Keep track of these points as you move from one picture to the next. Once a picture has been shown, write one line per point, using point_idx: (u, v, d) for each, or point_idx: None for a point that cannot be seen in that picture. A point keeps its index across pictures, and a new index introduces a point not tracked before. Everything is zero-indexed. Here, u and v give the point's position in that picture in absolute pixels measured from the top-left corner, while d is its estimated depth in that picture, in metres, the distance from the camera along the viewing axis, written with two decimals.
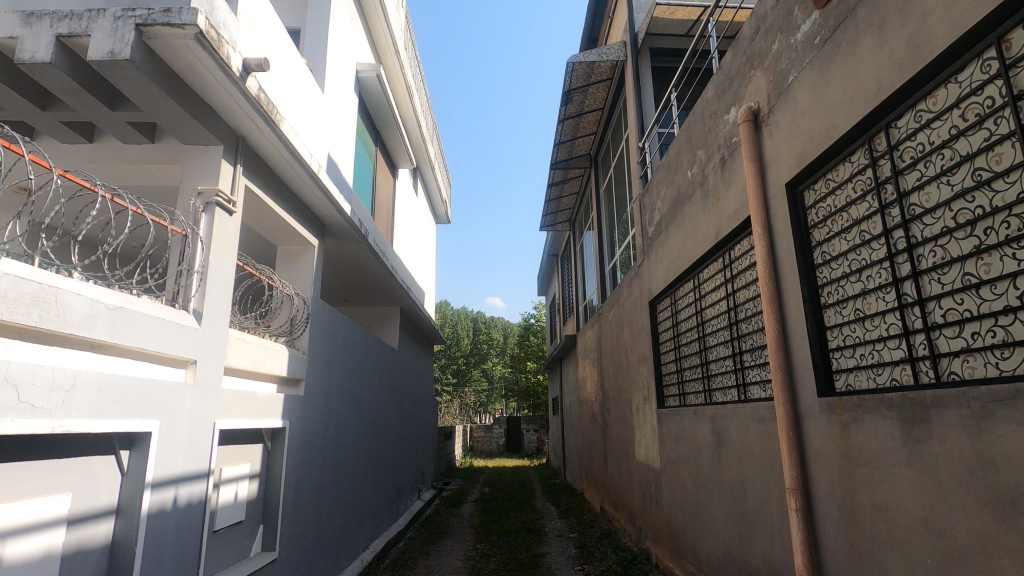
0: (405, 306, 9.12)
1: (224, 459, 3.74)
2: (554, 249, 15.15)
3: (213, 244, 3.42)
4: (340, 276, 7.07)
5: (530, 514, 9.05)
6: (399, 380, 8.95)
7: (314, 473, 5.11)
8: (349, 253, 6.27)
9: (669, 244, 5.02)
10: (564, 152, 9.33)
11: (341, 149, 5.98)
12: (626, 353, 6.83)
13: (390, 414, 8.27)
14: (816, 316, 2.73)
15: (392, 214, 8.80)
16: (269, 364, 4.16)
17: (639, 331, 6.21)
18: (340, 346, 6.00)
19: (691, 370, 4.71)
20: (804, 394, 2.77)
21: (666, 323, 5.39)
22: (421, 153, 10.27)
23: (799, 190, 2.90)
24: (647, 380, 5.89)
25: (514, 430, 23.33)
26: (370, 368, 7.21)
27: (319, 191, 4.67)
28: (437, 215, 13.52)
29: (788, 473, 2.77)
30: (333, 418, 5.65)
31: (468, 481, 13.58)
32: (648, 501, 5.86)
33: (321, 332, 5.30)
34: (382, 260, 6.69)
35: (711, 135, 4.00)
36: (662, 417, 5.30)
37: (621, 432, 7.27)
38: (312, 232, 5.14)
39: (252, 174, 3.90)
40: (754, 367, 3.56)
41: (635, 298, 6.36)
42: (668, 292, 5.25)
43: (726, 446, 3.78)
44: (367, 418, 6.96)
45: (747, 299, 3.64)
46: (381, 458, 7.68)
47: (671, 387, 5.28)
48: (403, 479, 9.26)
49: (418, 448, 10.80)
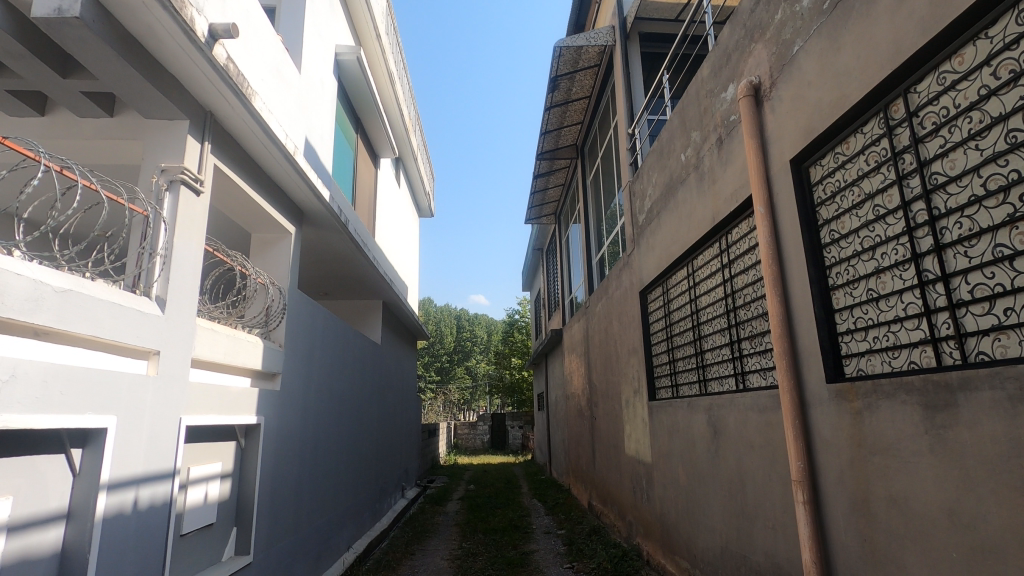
0: (388, 299, 8.87)
1: (193, 457, 3.49)
2: (539, 243, 14.98)
3: (179, 226, 3.17)
4: (320, 268, 6.81)
5: (517, 511, 8.87)
6: (382, 376, 8.70)
7: (292, 473, 4.87)
8: (329, 243, 6.03)
9: (660, 232, 4.87)
10: (550, 142, 9.15)
11: (319, 133, 5.73)
12: (616, 345, 6.68)
13: (372, 410, 8.03)
14: (823, 298, 2.59)
15: (374, 204, 8.55)
16: (242, 357, 3.91)
17: (628, 322, 6.07)
18: (320, 339, 5.76)
19: (685, 360, 4.57)
20: (810, 382, 2.63)
21: (658, 313, 5.25)
22: (404, 143, 10.01)
23: (804, 166, 2.75)
24: (637, 372, 5.75)
25: (499, 426, 23.17)
26: (352, 364, 6.97)
27: (295, 174, 4.44)
28: (420, 207, 13.25)
29: (795, 464, 2.63)
30: (312, 415, 5.41)
31: (453, 479, 13.38)
32: (639, 496, 5.72)
33: (299, 324, 5.06)
34: (363, 250, 6.45)
35: (706, 115, 3.85)
36: (654, 410, 5.16)
37: (610, 426, 7.13)
38: (288, 219, 4.89)
39: (222, 153, 3.64)
40: (754, 355, 3.43)
41: (624, 289, 6.21)
42: (660, 281, 5.11)
43: (723, 437, 3.64)
44: (348, 415, 6.73)
45: (746, 284, 3.50)
46: (363, 456, 7.44)
47: (662, 379, 5.14)
48: (386, 477, 9.01)
49: (401, 446, 10.56)
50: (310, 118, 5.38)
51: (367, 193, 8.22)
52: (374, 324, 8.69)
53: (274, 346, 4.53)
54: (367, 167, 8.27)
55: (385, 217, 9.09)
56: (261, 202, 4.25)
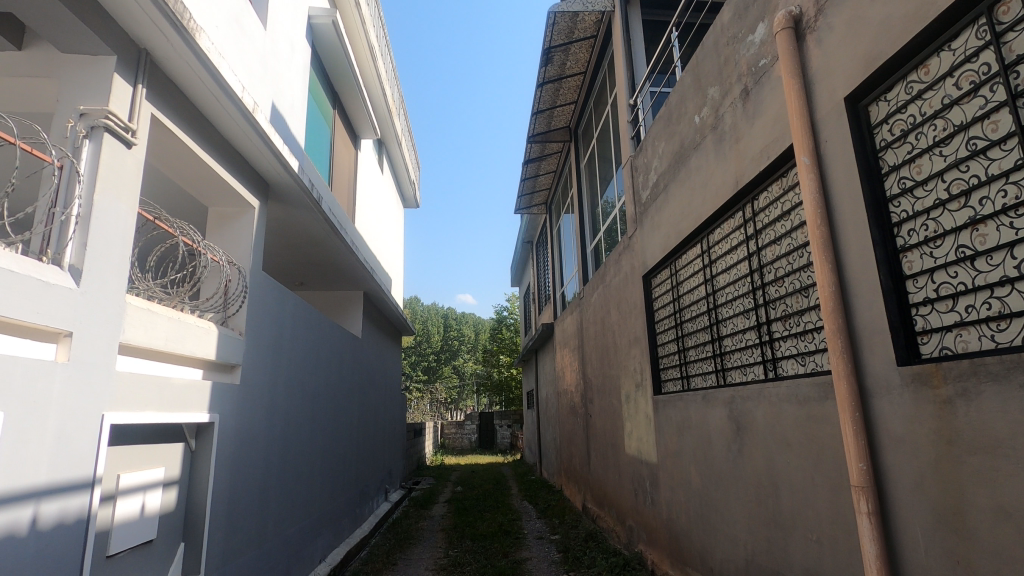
0: (370, 290, 8.32)
1: (125, 464, 2.93)
2: (529, 236, 14.49)
3: (101, 181, 2.61)
4: (292, 252, 6.25)
5: (506, 515, 8.37)
6: (362, 372, 8.15)
7: (255, 478, 4.31)
8: (302, 223, 5.47)
9: (668, 207, 4.39)
10: (542, 123, 8.65)
11: (290, 101, 5.17)
12: (614, 336, 6.19)
13: (351, 408, 7.48)
14: (889, 263, 2.12)
15: (353, 188, 7.99)
16: (189, 345, 3.35)
17: (629, 310, 5.59)
18: (291, 329, 5.21)
19: (697, 348, 4.10)
20: (872, 366, 2.15)
21: (664, 298, 4.77)
22: (387, 126, 9.46)
23: (861, 104, 2.28)
24: (639, 363, 5.27)
25: (487, 425, 22.63)
26: (328, 357, 6.41)
27: (255, 137, 3.91)
28: (405, 197, 12.70)
29: (856, 466, 2.14)
30: (280, 413, 4.86)
31: (439, 480, 12.84)
32: (641, 499, 5.24)
33: (264, 310, 4.51)
34: (339, 232, 5.90)
35: (727, 66, 3.36)
36: (660, 405, 4.68)
37: (607, 425, 6.65)
38: (252, 192, 4.34)
39: (162, 102, 3.09)
40: (787, 338, 2.96)
41: (624, 275, 5.72)
42: (667, 263, 4.63)
43: (748, 435, 3.17)
44: (324, 413, 6.17)
45: (777, 257, 3.02)
46: (340, 458, 6.89)
47: (669, 370, 4.67)
48: (368, 480, 8.46)
49: (385, 446, 10.02)
50: (278, 82, 4.82)
51: (346, 175, 7.66)
52: (355, 317, 8.12)
53: (233, 334, 3.97)
54: (346, 147, 7.71)
55: (365, 203, 8.54)
56: (216, 167, 3.70)
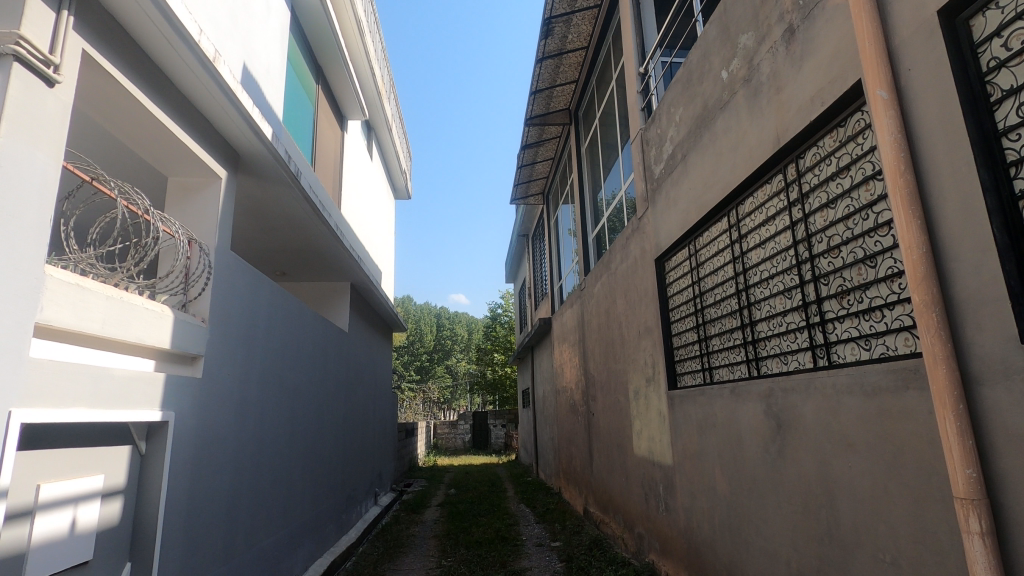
0: (357, 281, 7.81)
1: (46, 474, 2.44)
2: (525, 229, 14.00)
3: (7, 121, 2.09)
4: (271, 237, 5.74)
5: (502, 520, 7.89)
6: (349, 369, 7.65)
7: (223, 484, 3.81)
8: (279, 202, 4.96)
9: (687, 179, 3.94)
10: (541, 105, 8.18)
11: (266, 66, 4.67)
12: (620, 328, 5.73)
13: (337, 407, 6.97)
14: (1004, 213, 1.66)
15: (339, 171, 7.48)
16: (134, 331, 2.86)
17: (638, 298, 5.13)
18: (267, 318, 4.70)
19: (721, 336, 3.64)
20: (980, 347, 1.69)
21: (681, 283, 4.31)
22: (376, 108, 8.95)
23: (959, 19, 1.83)
24: (650, 355, 4.81)
25: (480, 425, 22.09)
26: (310, 351, 5.90)
27: (216, 90, 3.42)
28: (396, 188, 12.20)
29: (961, 474, 1.68)
30: (254, 411, 4.36)
31: (432, 482, 12.34)
32: (653, 505, 4.78)
33: (233, 295, 3.99)
34: (320, 214, 5.39)
35: (765, 5, 2.90)
36: (675, 401, 4.22)
37: (612, 425, 6.19)
38: (216, 160, 3.83)
39: (93, 34, 2.60)
40: (840, 319, 2.49)
41: (633, 260, 5.26)
42: (685, 243, 4.17)
43: (792, 433, 2.71)
44: (305, 411, 5.68)
45: (828, 222, 2.55)
46: (324, 461, 6.39)
47: (687, 362, 4.20)
48: (355, 484, 7.96)
49: (374, 447, 9.51)
50: (251, 41, 4.32)
51: (330, 158, 7.16)
52: (342, 309, 7.62)
53: (194, 321, 3.48)
54: (331, 127, 7.20)
55: (353, 189, 8.03)
56: (167, 122, 3.23)
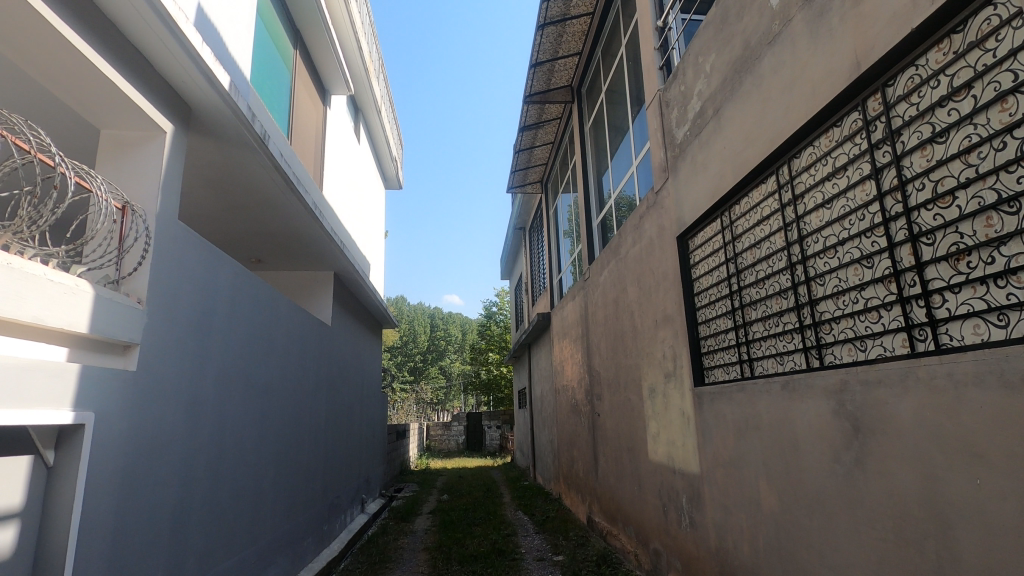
0: (341, 271, 7.16)
1: None
2: (522, 221, 13.40)
3: None
4: (239, 215, 5.11)
5: (499, 530, 7.26)
6: (332, 366, 7.00)
7: (168, 499, 3.18)
8: (244, 171, 4.33)
9: (720, 138, 3.35)
10: (541, 81, 7.58)
11: (230, 11, 4.02)
12: (631, 319, 5.14)
13: (317, 407, 6.33)
14: None
15: (321, 149, 6.84)
16: (29, 308, 2.26)
17: (653, 283, 4.54)
18: (230, 304, 4.07)
19: (768, 322, 3.02)
20: None
21: (711, 261, 3.69)
22: (363, 86, 8.32)
23: None
24: (670, 347, 4.21)
25: (475, 426, 21.46)
26: (284, 344, 5.27)
27: (146, 8, 2.81)
28: (386, 177, 11.58)
29: None
30: (211, 412, 3.73)
31: (424, 487, 11.69)
32: (673, 518, 4.18)
33: (183, 274, 3.35)
34: (294, 188, 4.74)
35: None
36: (703, 401, 3.63)
37: (621, 427, 5.59)
38: (159, 110, 3.19)
39: None
40: (951, 289, 1.89)
41: (647, 242, 4.67)
42: (716, 213, 3.56)
43: (876, 440, 2.12)
44: (278, 412, 5.04)
45: (931, 163, 1.95)
46: (302, 467, 5.74)
47: (720, 354, 3.59)
48: (339, 491, 7.32)
49: (361, 451, 8.86)
50: None
51: (311, 134, 6.53)
52: (324, 301, 6.98)
53: (128, 303, 2.84)
54: (312, 100, 6.57)
55: (337, 171, 7.41)
56: (74, 39, 2.62)
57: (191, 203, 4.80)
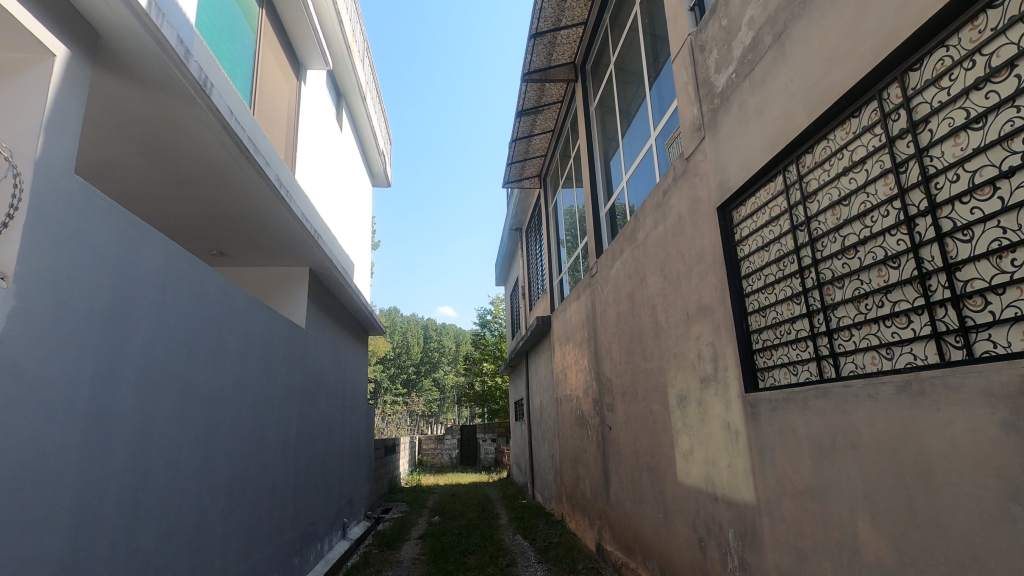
0: (317, 268, 6.35)
1: None
2: (518, 220, 12.64)
3: None
4: (188, 189, 4.31)
5: (495, 560, 6.39)
6: (305, 374, 6.16)
7: (53, 550, 2.35)
8: (184, 129, 3.57)
9: (783, 69, 2.60)
10: (542, 56, 6.83)
11: None
12: (654, 315, 4.35)
13: (286, 421, 5.48)
14: None
15: (294, 127, 6.05)
16: None
17: (683, 269, 3.77)
18: (162, 293, 3.27)
19: (861, 304, 2.24)
20: None
21: (766, 233, 2.91)
22: (345, 65, 7.54)
23: None
24: (707, 345, 3.44)
25: (469, 439, 20.53)
26: (242, 347, 4.44)
27: None
28: (374, 173, 10.84)
29: None
30: (128, 429, 2.90)
31: (413, 506, 10.78)
32: (714, 557, 3.38)
33: (83, 248, 2.55)
34: (250, 158, 3.95)
35: None
36: (761, 410, 2.85)
37: (639, 443, 4.79)
38: (52, 30, 2.41)
39: None
40: None
41: (674, 220, 3.90)
42: (776, 170, 2.78)
43: None
44: (232, 428, 4.21)
45: None
46: (265, 493, 4.89)
47: (782, 351, 2.80)
48: (315, 516, 6.46)
49: (343, 469, 8.00)
50: None
51: (282, 111, 5.77)
52: (297, 300, 6.17)
53: None
54: (283, 73, 5.83)
55: (313, 155, 6.61)
56: None
57: (128, 174, 4.08)
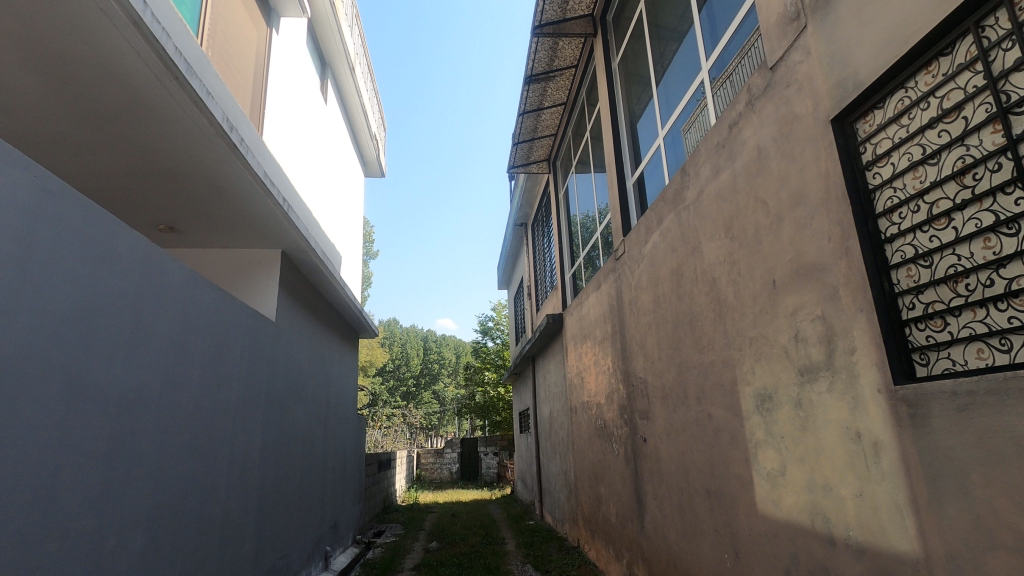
0: (289, 253, 5.35)
1: None
2: (524, 215, 11.68)
3: None
4: (108, 124, 3.33)
5: None
6: (274, 376, 5.12)
7: None
8: (89, 28, 2.62)
9: None
10: (557, 7, 5.88)
11: None
12: (715, 291, 3.33)
13: (246, 432, 4.45)
14: None
15: (262, 81, 5.07)
16: None
17: (767, 220, 2.76)
18: (25, 247, 2.25)
19: None
20: None
21: (930, 138, 1.91)
22: (329, 24, 6.60)
23: None
24: (815, 321, 2.41)
25: (470, 453, 19.41)
26: (178, 335, 3.43)
27: None
28: (365, 159, 9.88)
29: None
30: None
31: (409, 529, 9.69)
32: None
33: None
34: (187, 82, 2.98)
35: None
36: (931, 411, 1.82)
37: (690, 459, 3.74)
38: None
39: None
40: None
41: (750, 158, 2.90)
42: (955, 32, 1.79)
43: None
44: (159, 441, 3.19)
45: None
46: (213, 524, 3.84)
47: (973, 316, 1.78)
48: (288, 547, 5.39)
49: (327, 490, 6.94)
50: None
51: (247, 58, 4.79)
52: (266, 288, 5.15)
53: None
54: (249, 14, 4.86)
55: (288, 119, 5.64)
56: None
57: (24, 102, 3.11)
